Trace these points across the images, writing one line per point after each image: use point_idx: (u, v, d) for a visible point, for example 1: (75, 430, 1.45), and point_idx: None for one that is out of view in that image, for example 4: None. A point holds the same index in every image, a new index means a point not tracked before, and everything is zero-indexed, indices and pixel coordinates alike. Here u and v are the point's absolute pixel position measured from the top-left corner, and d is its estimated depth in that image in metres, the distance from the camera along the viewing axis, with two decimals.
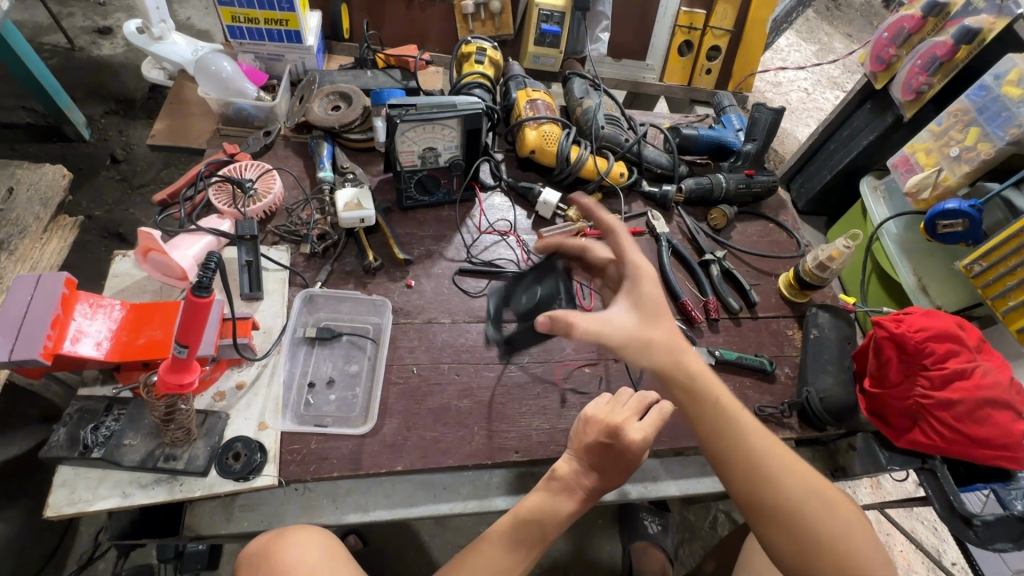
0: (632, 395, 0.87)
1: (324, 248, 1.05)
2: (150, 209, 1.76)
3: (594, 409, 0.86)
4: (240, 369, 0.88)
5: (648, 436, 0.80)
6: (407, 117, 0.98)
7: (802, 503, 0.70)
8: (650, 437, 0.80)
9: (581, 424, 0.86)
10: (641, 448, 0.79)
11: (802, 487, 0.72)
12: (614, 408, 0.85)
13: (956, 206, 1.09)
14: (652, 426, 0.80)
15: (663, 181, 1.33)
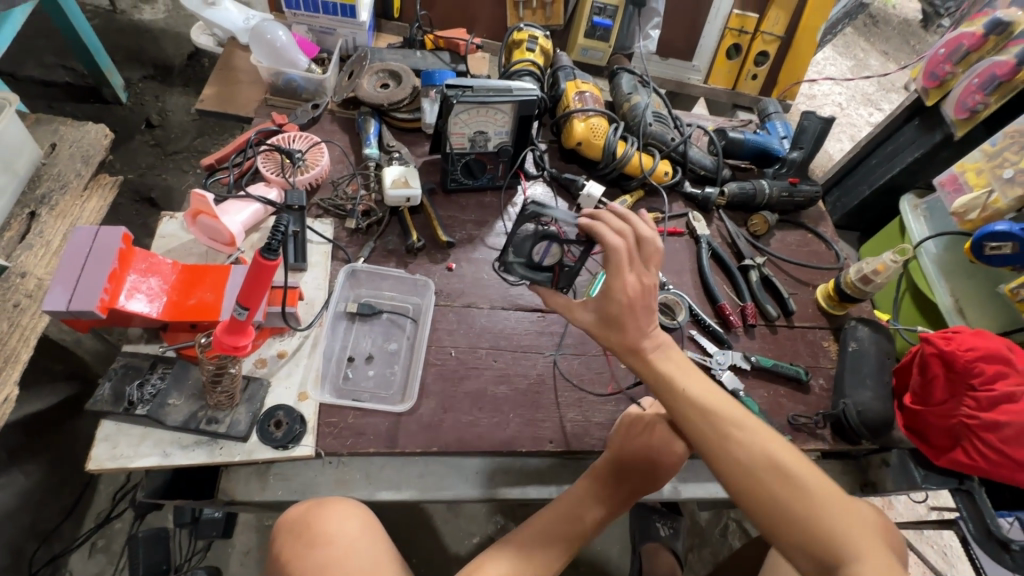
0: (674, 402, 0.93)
1: (368, 225, 1.04)
2: (182, 175, 1.76)
3: (638, 411, 0.90)
4: (282, 338, 0.88)
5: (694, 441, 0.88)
6: (464, 99, 0.97)
7: (770, 474, 0.71)
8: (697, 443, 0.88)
9: (624, 425, 0.89)
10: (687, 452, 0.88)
11: (774, 451, 0.72)
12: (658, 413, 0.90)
13: (1006, 228, 1.08)
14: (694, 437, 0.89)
15: (704, 184, 1.32)
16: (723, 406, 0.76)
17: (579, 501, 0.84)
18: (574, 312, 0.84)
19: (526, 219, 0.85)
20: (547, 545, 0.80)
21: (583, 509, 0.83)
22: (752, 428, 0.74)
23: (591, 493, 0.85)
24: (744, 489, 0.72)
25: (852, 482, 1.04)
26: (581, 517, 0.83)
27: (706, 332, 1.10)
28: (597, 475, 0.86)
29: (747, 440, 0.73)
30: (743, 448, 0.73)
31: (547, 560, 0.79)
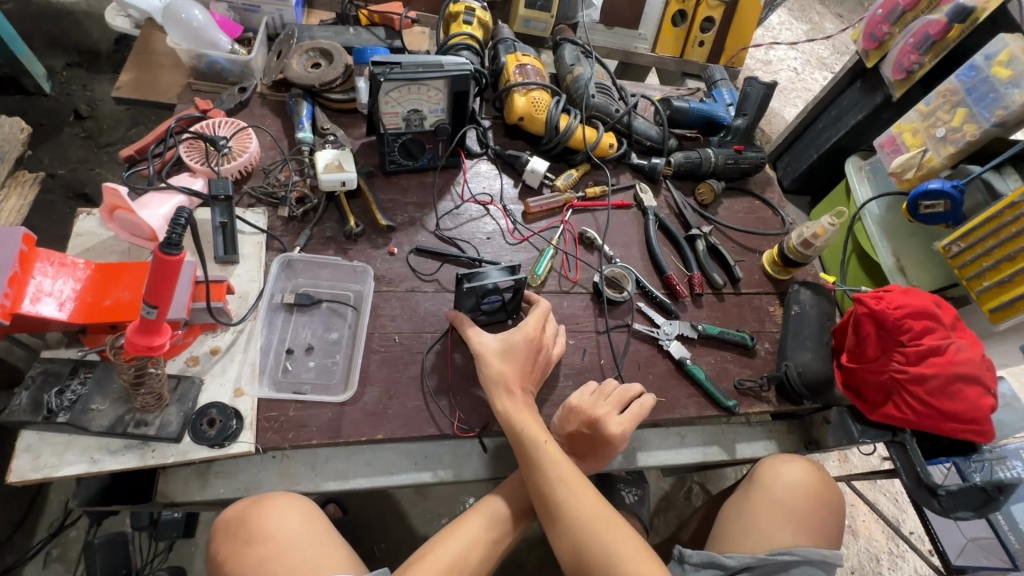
0: (615, 390, 0.91)
1: (304, 212, 1.01)
2: (118, 167, 1.68)
3: (579, 398, 0.89)
4: (214, 334, 0.86)
5: (627, 430, 0.86)
6: (392, 76, 0.93)
7: (587, 533, 0.76)
8: (629, 431, 0.87)
9: (565, 411, 0.90)
10: (620, 441, 0.86)
11: (587, 513, 0.77)
12: (598, 400, 0.89)
13: (938, 185, 1.10)
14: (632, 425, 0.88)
15: (651, 155, 1.31)
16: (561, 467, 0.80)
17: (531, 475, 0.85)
18: (480, 337, 0.91)
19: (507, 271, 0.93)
20: (495, 524, 0.80)
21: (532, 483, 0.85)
22: (580, 491, 0.79)
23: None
24: (562, 545, 0.77)
25: (797, 441, 1.07)
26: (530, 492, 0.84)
27: (653, 304, 1.10)
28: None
29: (571, 497, 0.78)
30: (568, 509, 0.77)
31: (498, 537, 0.80)
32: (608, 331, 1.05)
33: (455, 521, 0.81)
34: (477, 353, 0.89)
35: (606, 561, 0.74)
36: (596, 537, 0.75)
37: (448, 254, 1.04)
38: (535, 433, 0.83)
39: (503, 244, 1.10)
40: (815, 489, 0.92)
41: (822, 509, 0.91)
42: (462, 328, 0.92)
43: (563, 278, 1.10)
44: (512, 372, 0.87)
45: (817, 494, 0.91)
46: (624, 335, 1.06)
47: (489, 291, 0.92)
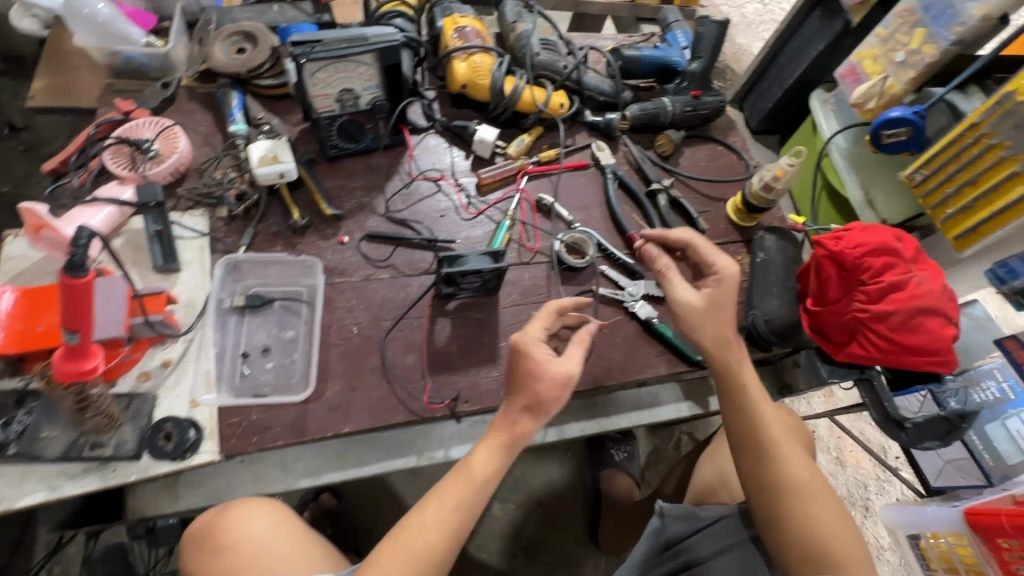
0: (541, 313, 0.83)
1: (245, 210, 0.97)
2: None
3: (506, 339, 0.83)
4: (163, 346, 0.83)
5: (546, 335, 0.78)
6: (315, 55, 0.88)
7: (773, 446, 0.79)
8: (544, 333, 0.78)
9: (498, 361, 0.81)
10: (540, 348, 0.76)
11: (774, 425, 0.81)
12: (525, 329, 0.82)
13: (899, 113, 1.07)
14: (575, 358, 0.78)
15: (606, 110, 1.26)
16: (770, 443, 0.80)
17: (476, 458, 0.74)
18: (685, 291, 0.86)
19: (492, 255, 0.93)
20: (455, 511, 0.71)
21: (480, 464, 0.73)
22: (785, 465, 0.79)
23: (494, 454, 0.74)
24: (764, 460, 0.79)
25: (771, 387, 1.08)
26: (483, 471, 0.73)
27: (617, 265, 1.08)
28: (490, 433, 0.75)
29: (735, 411, 0.81)
30: (763, 423, 0.80)
31: (455, 525, 0.71)
32: (573, 298, 1.04)
33: (405, 518, 0.72)
34: (677, 305, 0.85)
35: (775, 467, 0.78)
36: (771, 444, 0.79)
37: (401, 237, 1.01)
38: (730, 352, 0.82)
39: (457, 220, 1.07)
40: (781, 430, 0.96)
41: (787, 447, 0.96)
42: (663, 278, 0.87)
43: (522, 248, 1.07)
44: (727, 324, 0.83)
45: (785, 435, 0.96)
46: (589, 301, 1.04)
47: (468, 273, 0.92)
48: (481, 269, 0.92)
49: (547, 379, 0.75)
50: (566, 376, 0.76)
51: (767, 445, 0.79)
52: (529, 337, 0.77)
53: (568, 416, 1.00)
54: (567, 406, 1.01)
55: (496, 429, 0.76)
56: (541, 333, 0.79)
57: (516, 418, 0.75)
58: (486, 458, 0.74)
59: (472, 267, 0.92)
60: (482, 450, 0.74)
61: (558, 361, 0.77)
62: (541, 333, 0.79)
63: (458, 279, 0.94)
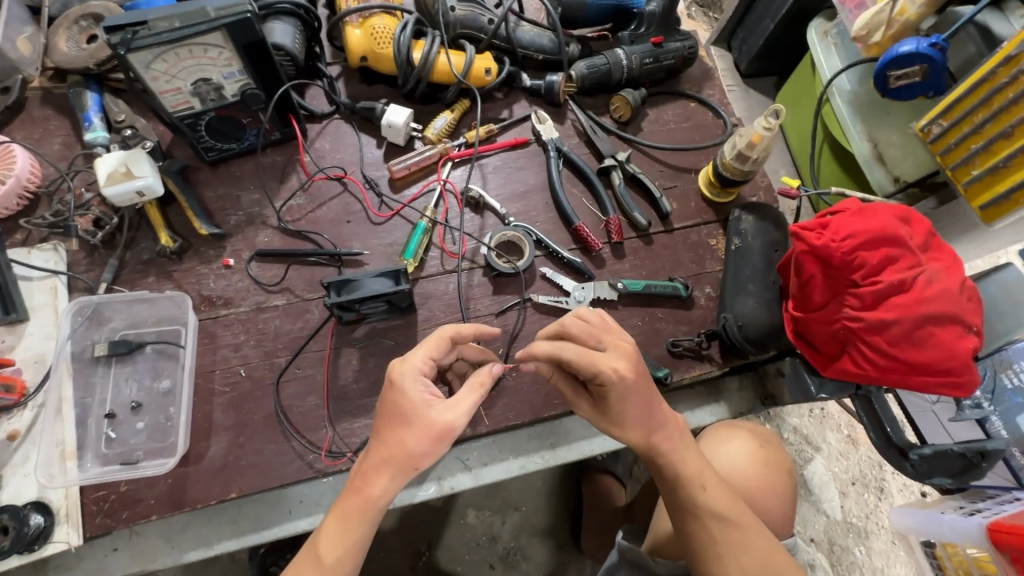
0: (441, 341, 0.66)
1: (106, 237, 0.82)
2: None
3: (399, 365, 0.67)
4: (9, 416, 0.72)
5: (435, 376, 0.63)
6: (138, 42, 0.69)
7: (698, 501, 0.65)
8: (433, 375, 0.63)
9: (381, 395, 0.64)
10: (427, 391, 0.61)
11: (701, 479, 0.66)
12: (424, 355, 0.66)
13: (912, 47, 0.83)
14: (462, 406, 0.62)
15: (549, 70, 1.05)
16: (727, 536, 0.64)
17: (323, 538, 0.60)
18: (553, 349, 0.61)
19: (390, 277, 0.78)
20: None
21: (328, 546, 0.60)
22: (742, 558, 0.64)
23: (344, 531, 0.60)
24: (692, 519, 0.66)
25: (752, 397, 0.91)
26: (331, 555, 0.59)
27: (563, 265, 0.90)
28: (340, 503, 0.61)
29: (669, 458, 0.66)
30: (686, 477, 0.65)
31: None
32: (506, 310, 0.87)
33: None
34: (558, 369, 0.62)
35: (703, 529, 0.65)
36: (699, 502, 0.65)
37: (295, 253, 0.85)
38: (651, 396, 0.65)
39: (366, 226, 0.90)
40: (748, 475, 0.82)
41: (760, 495, 0.82)
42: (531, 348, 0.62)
43: (444, 255, 0.89)
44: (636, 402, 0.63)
45: (754, 480, 0.82)
46: (528, 313, 0.87)
47: (366, 302, 0.77)
48: (380, 296, 0.76)
49: (420, 425, 0.60)
50: (446, 426, 0.60)
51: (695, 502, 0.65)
52: (406, 368, 0.62)
53: (506, 452, 0.84)
54: (502, 441, 0.85)
55: (347, 494, 0.61)
56: (423, 365, 0.63)
57: (370, 476, 0.60)
58: (332, 538, 0.59)
59: (368, 294, 0.76)
60: (328, 525, 0.60)
61: (440, 408, 0.61)
62: (423, 365, 0.63)
63: (356, 308, 0.78)
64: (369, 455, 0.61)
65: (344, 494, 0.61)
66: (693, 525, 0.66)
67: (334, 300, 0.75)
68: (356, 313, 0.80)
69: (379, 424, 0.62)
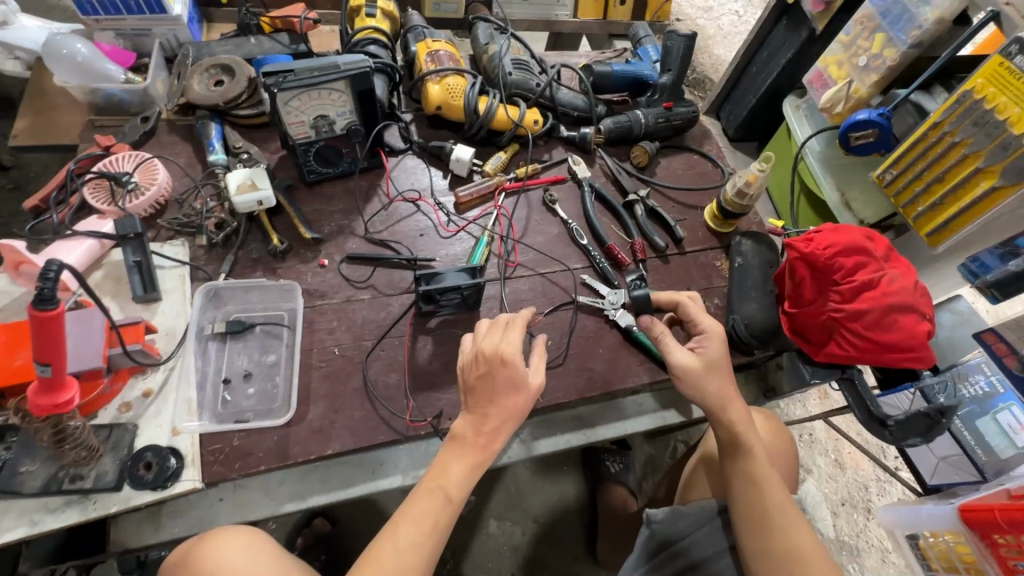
0: (508, 319, 0.82)
1: (225, 237, 0.98)
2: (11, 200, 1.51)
3: (471, 343, 0.80)
4: (144, 376, 0.84)
5: (516, 343, 0.78)
6: (287, 84, 0.90)
7: (750, 459, 0.82)
8: (517, 344, 0.78)
9: (468, 366, 0.78)
10: (513, 356, 0.76)
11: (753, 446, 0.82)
12: (494, 333, 0.80)
13: (866, 115, 1.09)
14: (542, 368, 0.81)
15: (581, 125, 1.29)
16: (786, 502, 0.80)
17: (449, 477, 0.74)
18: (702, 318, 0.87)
19: (473, 273, 0.95)
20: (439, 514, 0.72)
21: (454, 484, 0.73)
22: (797, 523, 0.78)
23: (466, 469, 0.74)
24: (751, 479, 0.81)
25: (757, 391, 1.08)
26: (457, 489, 0.73)
27: (598, 275, 1.09)
28: (462, 447, 0.75)
29: (739, 423, 0.82)
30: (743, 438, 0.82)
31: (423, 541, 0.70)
32: (553, 310, 1.04)
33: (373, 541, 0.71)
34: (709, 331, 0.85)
35: (753, 485, 0.81)
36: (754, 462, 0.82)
37: (381, 257, 1.02)
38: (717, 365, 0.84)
39: (437, 239, 1.08)
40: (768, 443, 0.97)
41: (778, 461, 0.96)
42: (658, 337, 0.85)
43: (502, 262, 1.07)
44: (726, 384, 0.84)
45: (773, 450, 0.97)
46: (571, 312, 1.04)
47: (447, 291, 0.93)
48: (466, 284, 0.93)
49: (524, 391, 0.77)
50: (536, 386, 0.79)
51: (748, 462, 0.82)
52: (506, 347, 0.77)
53: (554, 429, 0.99)
54: (549, 420, 1.00)
55: (465, 446, 0.75)
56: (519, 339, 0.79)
57: (494, 435, 0.76)
58: (458, 477, 0.74)
59: (450, 284, 0.93)
60: (461, 467, 0.74)
61: (532, 373, 0.80)
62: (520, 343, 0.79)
63: (436, 298, 0.94)
64: (484, 419, 0.76)
65: (462, 440, 0.76)
66: (761, 487, 0.80)
67: (422, 288, 0.91)
68: (433, 305, 0.96)
69: (489, 395, 0.76)
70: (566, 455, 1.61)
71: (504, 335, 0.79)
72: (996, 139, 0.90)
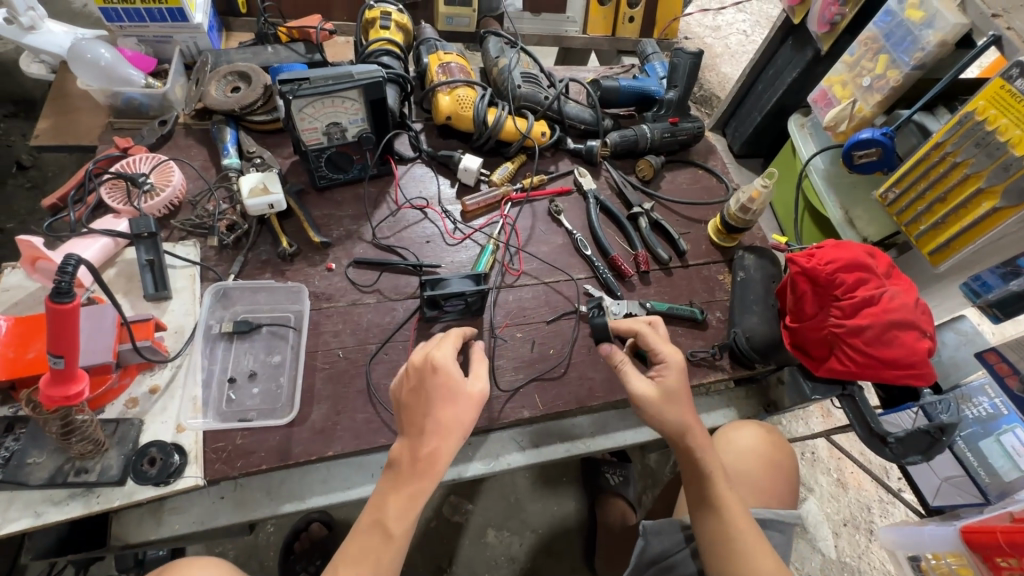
0: (454, 332, 0.81)
1: (235, 239, 1.00)
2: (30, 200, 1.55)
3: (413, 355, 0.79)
4: (152, 373, 0.86)
5: (449, 350, 0.77)
6: (301, 92, 0.93)
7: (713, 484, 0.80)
8: (449, 352, 0.77)
9: (408, 380, 0.77)
10: (443, 365, 0.75)
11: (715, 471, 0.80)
12: (438, 343, 0.80)
13: (869, 135, 1.10)
14: (482, 378, 0.78)
15: (588, 138, 1.31)
16: (748, 527, 0.78)
17: (391, 514, 0.70)
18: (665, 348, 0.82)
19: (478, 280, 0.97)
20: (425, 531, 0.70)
21: (394, 519, 0.69)
22: (759, 548, 0.77)
23: (407, 504, 0.70)
24: (715, 505, 0.79)
25: (757, 405, 1.09)
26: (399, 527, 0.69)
27: (601, 285, 1.10)
28: (403, 478, 0.71)
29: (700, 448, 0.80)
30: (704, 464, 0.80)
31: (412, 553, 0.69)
32: (556, 319, 1.05)
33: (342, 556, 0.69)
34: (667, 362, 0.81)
35: (715, 511, 0.79)
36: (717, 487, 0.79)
37: (387, 262, 1.04)
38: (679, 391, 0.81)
39: (443, 246, 1.10)
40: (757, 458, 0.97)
41: (765, 475, 0.96)
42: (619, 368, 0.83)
43: (506, 271, 1.09)
44: (688, 413, 0.81)
45: (761, 463, 0.97)
46: (573, 321, 1.05)
47: (451, 297, 0.94)
48: (471, 290, 0.95)
49: (462, 400, 0.74)
50: (479, 395, 0.76)
51: (710, 488, 0.80)
52: (438, 354, 0.77)
53: (554, 437, 1.00)
54: (549, 428, 1.00)
55: (417, 472, 0.71)
56: (453, 349, 0.78)
57: (437, 456, 0.71)
58: (399, 513, 0.69)
59: (455, 291, 0.95)
60: (397, 501, 0.70)
61: (471, 382, 0.77)
62: (452, 352, 0.78)
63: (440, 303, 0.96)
64: (422, 436, 0.72)
65: (407, 469, 0.71)
66: (723, 513, 0.78)
67: (426, 294, 0.93)
68: (437, 311, 0.98)
69: (427, 407, 0.73)
70: (566, 466, 1.61)
71: (436, 346, 0.79)
72: (997, 160, 0.91)
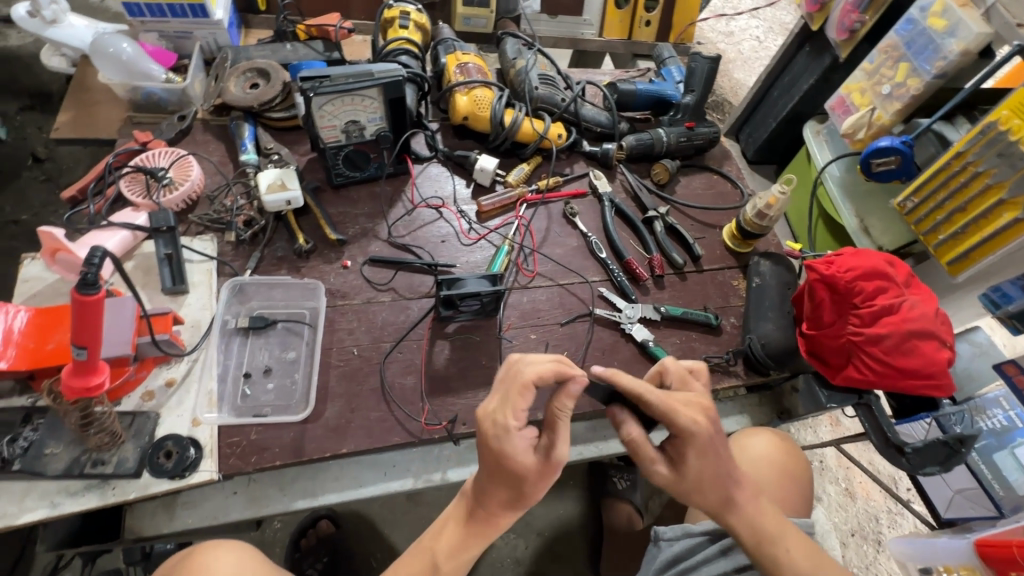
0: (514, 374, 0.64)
1: (252, 235, 1.01)
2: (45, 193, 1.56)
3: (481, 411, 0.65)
4: (168, 366, 0.86)
5: (514, 418, 0.63)
6: (322, 89, 0.93)
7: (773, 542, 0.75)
8: (509, 422, 0.62)
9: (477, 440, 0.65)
10: (500, 443, 0.62)
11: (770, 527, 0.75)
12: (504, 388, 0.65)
13: (889, 143, 1.10)
14: (556, 439, 0.65)
15: (603, 141, 1.31)
16: (822, 567, 0.75)
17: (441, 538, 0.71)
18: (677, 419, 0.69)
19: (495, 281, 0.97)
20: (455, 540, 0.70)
21: (444, 549, 0.70)
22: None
23: (458, 535, 0.71)
24: (782, 564, 0.74)
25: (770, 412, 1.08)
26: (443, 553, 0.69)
27: (615, 288, 1.10)
28: (469, 518, 0.71)
29: (749, 507, 0.75)
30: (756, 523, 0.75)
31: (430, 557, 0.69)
32: (570, 321, 1.05)
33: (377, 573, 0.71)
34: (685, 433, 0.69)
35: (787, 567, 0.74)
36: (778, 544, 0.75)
37: (402, 261, 1.04)
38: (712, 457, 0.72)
39: (458, 246, 1.10)
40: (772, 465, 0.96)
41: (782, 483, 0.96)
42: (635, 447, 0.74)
43: (521, 273, 1.09)
44: (726, 476, 0.74)
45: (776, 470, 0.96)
46: (587, 324, 1.05)
47: (466, 297, 0.94)
48: (485, 291, 0.94)
49: (525, 474, 0.64)
50: (547, 466, 0.64)
51: (773, 548, 0.75)
52: (498, 426, 0.62)
53: None
54: None
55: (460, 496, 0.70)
56: (513, 420, 0.62)
57: (498, 511, 0.69)
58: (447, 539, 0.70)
59: (471, 291, 0.94)
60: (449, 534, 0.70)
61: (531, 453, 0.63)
62: (514, 422, 0.62)
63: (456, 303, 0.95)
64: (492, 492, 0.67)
65: (473, 512, 0.70)
66: (794, 568, 0.74)
67: (443, 293, 0.93)
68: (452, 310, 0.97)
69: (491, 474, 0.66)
70: (572, 469, 1.60)
71: (500, 404, 0.64)
72: (1019, 171, 0.90)
